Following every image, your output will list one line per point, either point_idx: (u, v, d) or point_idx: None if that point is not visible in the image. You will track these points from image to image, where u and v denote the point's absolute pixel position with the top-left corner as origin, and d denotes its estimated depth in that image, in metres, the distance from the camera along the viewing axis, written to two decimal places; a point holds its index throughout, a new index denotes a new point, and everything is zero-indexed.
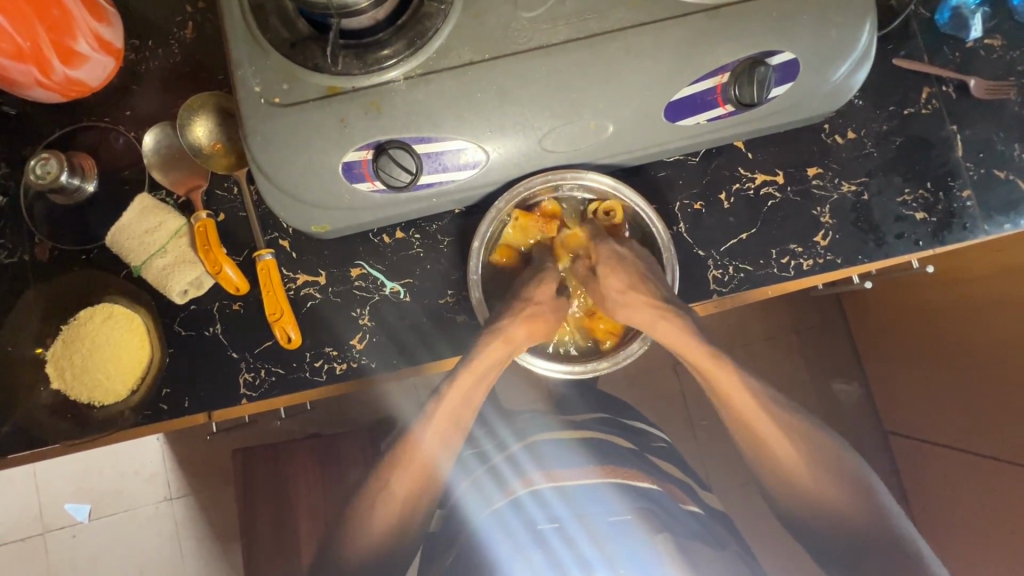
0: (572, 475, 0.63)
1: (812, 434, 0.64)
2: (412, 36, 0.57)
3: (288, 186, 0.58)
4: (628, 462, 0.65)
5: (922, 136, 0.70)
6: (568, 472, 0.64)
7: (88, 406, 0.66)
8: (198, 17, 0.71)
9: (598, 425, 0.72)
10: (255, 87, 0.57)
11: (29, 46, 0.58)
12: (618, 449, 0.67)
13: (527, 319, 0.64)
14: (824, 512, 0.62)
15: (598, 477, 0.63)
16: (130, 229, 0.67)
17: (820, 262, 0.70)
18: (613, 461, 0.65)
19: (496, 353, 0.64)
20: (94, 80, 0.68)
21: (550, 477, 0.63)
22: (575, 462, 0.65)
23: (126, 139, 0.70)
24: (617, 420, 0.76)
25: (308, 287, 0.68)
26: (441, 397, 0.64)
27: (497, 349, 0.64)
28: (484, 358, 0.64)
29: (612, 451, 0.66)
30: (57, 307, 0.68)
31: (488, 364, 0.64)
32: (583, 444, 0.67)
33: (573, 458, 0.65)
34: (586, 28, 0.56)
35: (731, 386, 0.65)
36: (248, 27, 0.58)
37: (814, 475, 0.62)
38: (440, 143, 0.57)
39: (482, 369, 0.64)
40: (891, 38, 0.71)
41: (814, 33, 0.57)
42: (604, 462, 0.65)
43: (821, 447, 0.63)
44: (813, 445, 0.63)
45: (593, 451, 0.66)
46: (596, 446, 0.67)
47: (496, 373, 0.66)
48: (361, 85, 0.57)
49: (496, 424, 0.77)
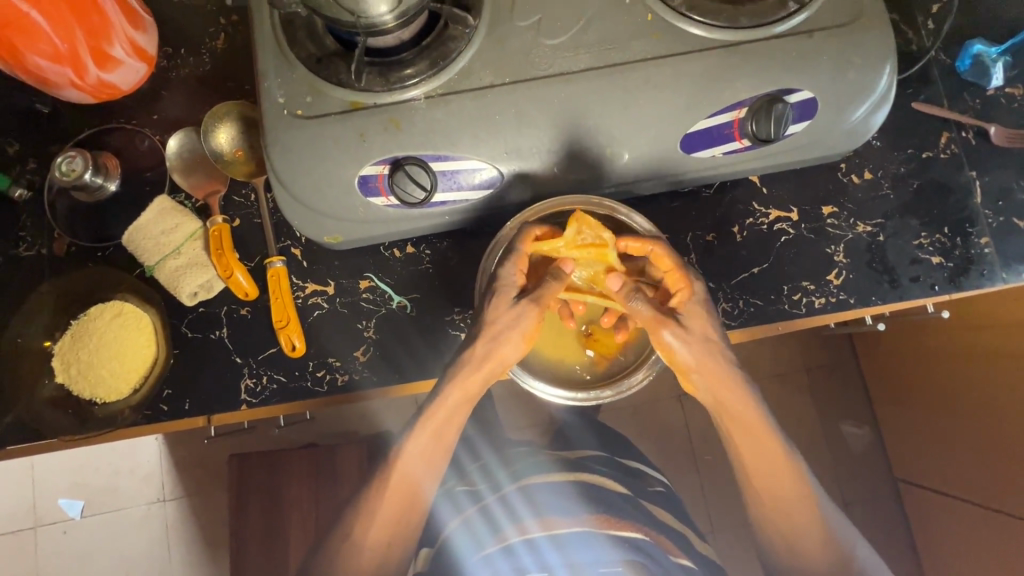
0: (568, 523, 0.61)
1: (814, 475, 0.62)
2: (435, 57, 0.58)
3: (304, 196, 0.59)
4: (621, 511, 0.63)
5: (940, 181, 0.70)
6: (564, 520, 0.61)
7: (90, 402, 0.67)
8: (231, 28, 0.73)
9: (591, 465, 0.72)
10: (279, 98, 0.59)
11: (67, 48, 0.61)
12: (613, 496, 0.66)
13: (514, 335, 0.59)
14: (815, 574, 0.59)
15: (591, 527, 0.60)
16: (147, 230, 0.68)
17: (832, 301, 0.69)
18: (607, 510, 0.63)
19: (476, 378, 0.60)
20: (126, 85, 0.70)
21: (544, 526, 0.61)
22: (570, 509, 0.62)
23: (151, 141, 0.72)
24: (614, 459, 0.75)
25: (316, 296, 0.68)
26: (437, 432, 0.61)
27: (479, 362, 0.60)
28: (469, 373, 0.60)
29: (608, 499, 0.65)
30: (69, 302, 0.69)
31: (475, 378, 0.60)
32: (581, 491, 0.66)
33: (568, 504, 0.63)
34: (606, 58, 0.57)
35: (767, 467, 0.60)
36: (277, 40, 0.59)
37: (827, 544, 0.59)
38: (456, 161, 0.58)
39: (471, 384, 0.60)
40: (911, 82, 0.72)
41: (833, 73, 0.58)
42: (600, 511, 0.62)
43: (820, 493, 0.61)
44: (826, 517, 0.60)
45: (589, 499, 0.64)
46: (592, 493, 0.65)
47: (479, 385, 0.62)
48: (382, 102, 0.58)
49: (494, 465, 0.76)
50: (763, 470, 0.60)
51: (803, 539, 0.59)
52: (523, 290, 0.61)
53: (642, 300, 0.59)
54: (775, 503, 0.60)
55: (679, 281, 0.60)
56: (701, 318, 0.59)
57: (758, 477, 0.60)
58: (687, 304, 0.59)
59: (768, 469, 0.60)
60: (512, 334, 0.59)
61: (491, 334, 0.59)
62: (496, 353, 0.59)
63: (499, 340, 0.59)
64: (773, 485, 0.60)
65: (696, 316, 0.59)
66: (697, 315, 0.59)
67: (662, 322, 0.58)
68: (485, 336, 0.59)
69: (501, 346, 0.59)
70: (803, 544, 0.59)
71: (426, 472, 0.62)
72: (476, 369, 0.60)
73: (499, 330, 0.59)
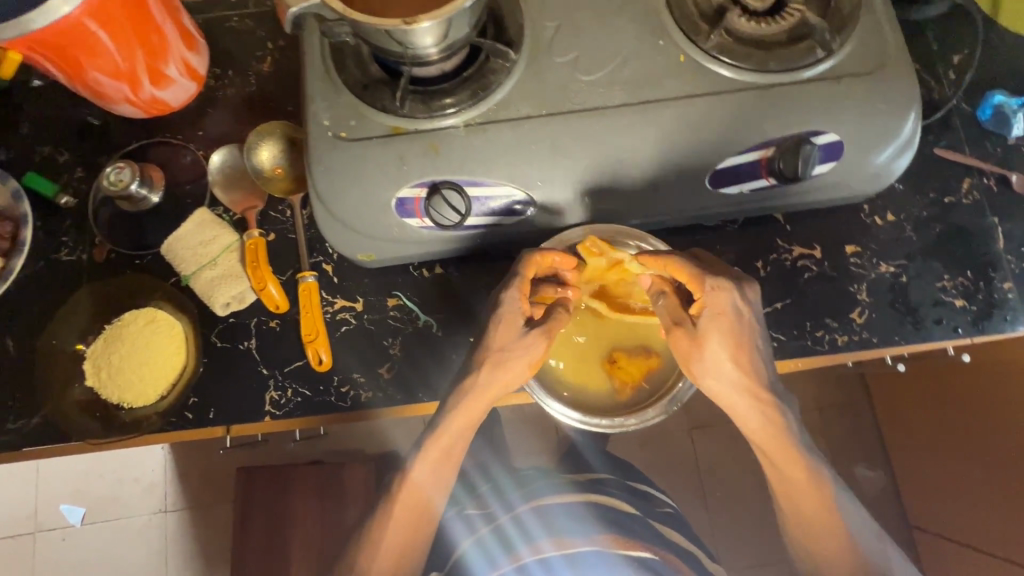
0: (583, 542, 0.59)
1: (852, 507, 0.59)
2: (476, 88, 0.61)
3: (343, 215, 0.61)
4: (631, 530, 0.63)
5: (963, 225, 0.71)
6: (578, 539, 0.60)
7: (117, 407, 0.68)
8: (278, 52, 0.77)
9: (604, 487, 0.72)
10: (325, 121, 0.61)
11: (128, 67, 0.64)
12: (623, 516, 0.65)
13: (519, 365, 0.60)
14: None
15: (603, 545, 0.59)
16: (186, 240, 0.70)
17: (855, 339, 0.69)
18: (618, 530, 0.62)
19: (478, 406, 0.61)
20: (176, 102, 0.74)
21: (558, 544, 0.59)
22: (583, 529, 0.61)
23: (194, 156, 0.75)
24: (625, 482, 0.75)
25: (344, 312, 0.70)
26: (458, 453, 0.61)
27: (481, 392, 0.60)
28: (472, 403, 0.60)
29: (618, 520, 0.64)
30: (104, 307, 0.71)
31: (477, 408, 0.60)
32: (593, 511, 0.65)
33: (581, 524, 0.62)
34: (640, 95, 0.60)
35: (795, 486, 0.59)
36: (325, 66, 0.62)
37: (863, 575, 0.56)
38: (490, 187, 0.60)
39: (474, 412, 0.61)
40: (933, 129, 0.73)
41: (859, 117, 0.60)
42: (611, 531, 0.61)
43: (857, 527, 0.58)
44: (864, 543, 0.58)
45: (601, 519, 0.63)
46: (604, 514, 0.65)
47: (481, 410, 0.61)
48: (423, 127, 0.60)
49: (508, 486, 0.76)
50: (789, 488, 0.59)
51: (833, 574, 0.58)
52: (531, 319, 0.61)
53: (660, 299, 0.60)
54: (805, 524, 0.59)
55: (697, 283, 0.56)
56: (717, 328, 0.55)
57: (786, 496, 0.59)
58: (704, 314, 0.55)
59: (795, 488, 0.59)
60: (517, 362, 0.59)
61: (494, 364, 0.59)
62: (498, 384, 0.60)
63: (505, 368, 0.59)
64: (802, 506, 0.59)
65: (718, 322, 0.55)
66: (715, 328, 0.55)
67: (673, 328, 0.57)
68: (490, 363, 0.59)
69: (503, 375, 0.59)
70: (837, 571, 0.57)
71: (440, 490, 0.62)
72: (479, 399, 0.60)
73: (501, 358, 0.59)
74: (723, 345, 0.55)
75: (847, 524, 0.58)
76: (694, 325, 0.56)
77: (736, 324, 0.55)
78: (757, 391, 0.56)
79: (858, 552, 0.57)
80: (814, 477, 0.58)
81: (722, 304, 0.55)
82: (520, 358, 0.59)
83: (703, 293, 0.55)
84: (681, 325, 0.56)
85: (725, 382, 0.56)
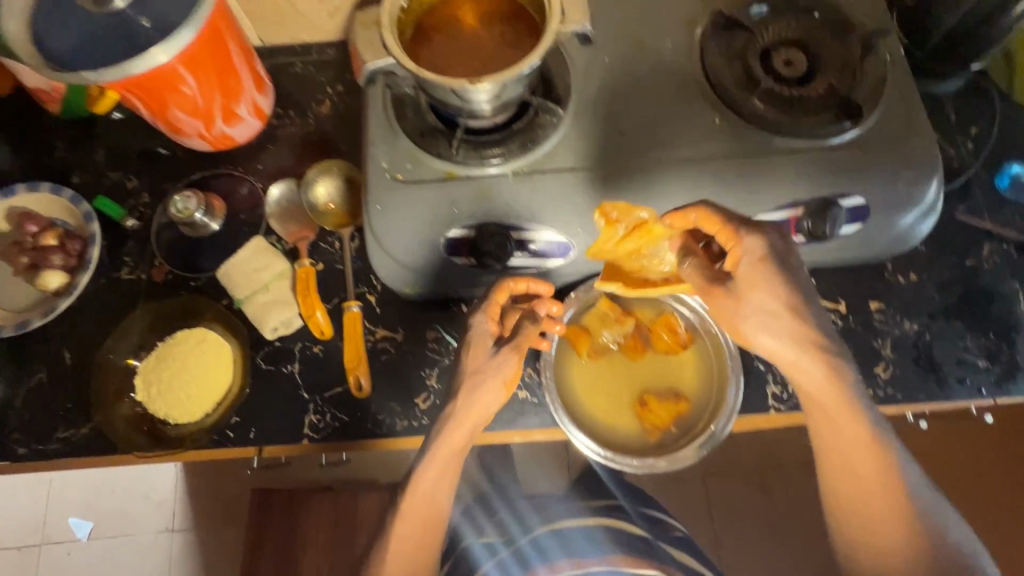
0: (598, 561, 0.62)
1: (910, 462, 0.60)
2: (524, 139, 0.65)
3: (395, 251, 0.66)
4: (644, 553, 0.64)
5: (985, 287, 0.73)
6: (593, 559, 0.62)
7: (163, 422, 0.71)
8: (337, 97, 0.84)
9: (620, 509, 0.74)
10: (383, 163, 0.66)
11: (206, 107, 0.71)
12: (635, 540, 0.67)
13: (495, 383, 0.64)
14: (892, 565, 0.58)
15: (617, 565, 0.61)
16: (241, 266, 0.75)
17: (881, 394, 0.70)
18: (633, 553, 0.63)
19: (463, 427, 0.63)
20: (241, 137, 0.80)
21: (574, 562, 0.62)
22: (599, 549, 0.64)
23: (251, 186, 0.80)
24: (637, 507, 0.77)
25: (385, 341, 0.73)
26: None
27: (463, 411, 0.63)
28: (456, 424, 0.63)
29: (632, 544, 0.66)
30: (157, 325, 0.75)
31: (461, 429, 0.63)
32: (608, 535, 0.67)
33: (598, 546, 0.65)
34: (677, 153, 0.64)
35: (845, 439, 0.59)
36: (386, 113, 0.68)
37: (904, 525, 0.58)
38: (533, 232, 0.65)
39: (458, 432, 0.63)
40: (953, 195, 0.77)
41: (883, 183, 0.64)
42: (625, 553, 0.63)
43: (915, 481, 0.59)
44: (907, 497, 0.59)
45: (616, 542, 0.65)
46: (618, 537, 0.67)
47: (466, 429, 0.63)
48: (474, 173, 0.65)
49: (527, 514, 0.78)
50: (838, 444, 0.60)
51: (876, 523, 0.59)
52: (499, 338, 0.66)
53: (688, 262, 0.62)
54: (848, 476, 0.60)
55: (730, 232, 0.57)
56: (760, 278, 0.56)
57: (831, 448, 0.60)
58: (742, 265, 0.57)
59: (846, 444, 0.59)
60: (492, 382, 0.64)
61: (472, 387, 0.64)
62: (479, 406, 0.64)
63: (480, 389, 0.64)
64: (851, 459, 0.59)
65: (755, 280, 0.56)
66: (755, 276, 0.56)
67: (711, 288, 0.60)
68: (466, 387, 0.64)
69: (478, 395, 0.63)
70: (875, 521, 0.59)
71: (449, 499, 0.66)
72: (463, 419, 0.63)
73: (474, 381, 0.64)
74: (767, 298, 0.57)
75: (905, 482, 0.58)
76: (733, 282, 0.58)
77: (775, 275, 0.56)
78: (816, 344, 0.57)
79: (914, 505, 0.58)
80: (875, 435, 0.58)
81: (758, 257, 0.56)
82: (496, 377, 0.64)
83: (737, 247, 0.57)
84: (721, 282, 0.59)
85: (780, 336, 0.57)
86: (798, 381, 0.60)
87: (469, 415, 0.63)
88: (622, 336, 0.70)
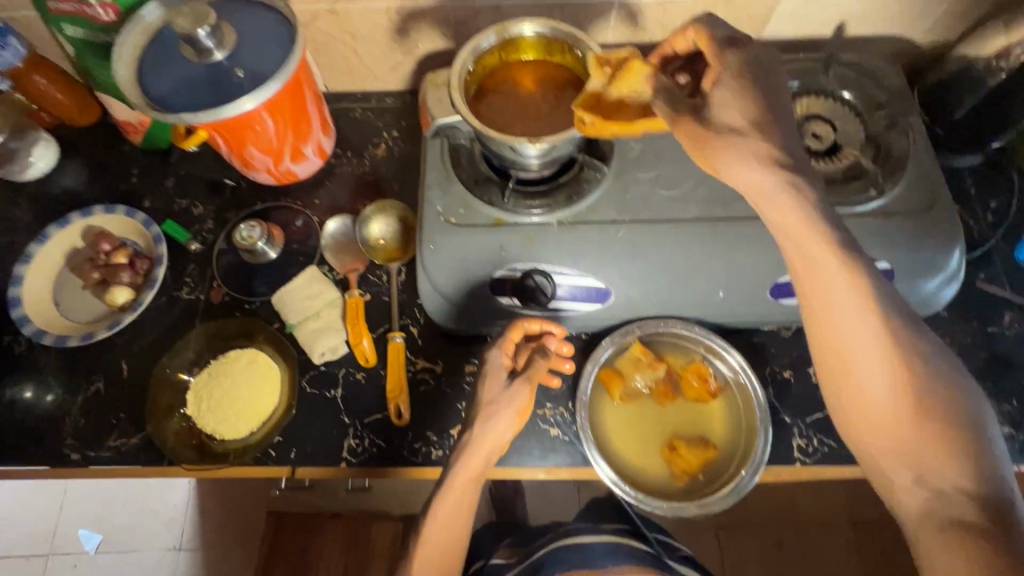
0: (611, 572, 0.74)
1: (908, 314, 0.49)
2: (570, 192, 0.71)
3: (445, 289, 0.71)
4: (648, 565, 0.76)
5: (1007, 355, 0.76)
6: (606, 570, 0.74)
7: (209, 437, 0.74)
8: (392, 141, 0.90)
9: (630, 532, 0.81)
10: (438, 207, 0.71)
11: (280, 146, 0.78)
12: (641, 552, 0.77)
13: (511, 412, 0.64)
14: (892, 436, 0.47)
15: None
16: (294, 292, 0.79)
17: None
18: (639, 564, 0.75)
19: (480, 456, 0.63)
20: (303, 174, 0.87)
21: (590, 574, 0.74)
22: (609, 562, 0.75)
23: (308, 218, 0.86)
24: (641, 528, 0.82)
25: (424, 372, 0.76)
26: None
27: (481, 439, 0.63)
28: (474, 451, 0.62)
29: (637, 555, 0.77)
30: (211, 344, 0.79)
31: (479, 454, 0.62)
32: (615, 546, 0.78)
33: (607, 558, 0.76)
34: (712, 211, 0.69)
35: (821, 276, 0.49)
36: (442, 161, 0.73)
37: (897, 378, 0.47)
38: (574, 277, 0.69)
39: (475, 457, 0.62)
40: (974, 264, 0.80)
41: (908, 250, 0.67)
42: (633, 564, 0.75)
43: (911, 337, 0.48)
44: (908, 345, 0.47)
45: (623, 554, 0.76)
46: (625, 549, 0.77)
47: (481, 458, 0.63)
48: (522, 221, 0.70)
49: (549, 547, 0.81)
50: (815, 288, 0.50)
51: (858, 389, 0.48)
52: (512, 371, 0.68)
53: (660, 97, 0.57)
54: (831, 329, 0.50)
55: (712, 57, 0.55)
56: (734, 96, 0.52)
57: (811, 292, 0.50)
58: (718, 88, 0.53)
59: (823, 285, 0.49)
60: (506, 411, 0.64)
61: (489, 415, 0.64)
62: (495, 435, 0.64)
63: (497, 417, 0.64)
64: (832, 305, 0.49)
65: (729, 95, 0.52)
66: (728, 97, 0.52)
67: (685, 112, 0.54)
68: (481, 416, 0.64)
69: (492, 424, 0.64)
70: (865, 378, 0.48)
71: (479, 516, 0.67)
72: (482, 447, 0.63)
73: (491, 410, 0.64)
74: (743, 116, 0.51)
75: (908, 349, 0.47)
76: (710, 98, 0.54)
77: (751, 94, 0.52)
78: (793, 180, 0.49)
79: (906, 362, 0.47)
80: (867, 279, 0.48)
81: (730, 77, 0.53)
82: (513, 405, 0.65)
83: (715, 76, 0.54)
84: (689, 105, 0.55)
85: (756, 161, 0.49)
86: (768, 219, 0.51)
87: (486, 442, 0.63)
88: (653, 381, 0.73)
